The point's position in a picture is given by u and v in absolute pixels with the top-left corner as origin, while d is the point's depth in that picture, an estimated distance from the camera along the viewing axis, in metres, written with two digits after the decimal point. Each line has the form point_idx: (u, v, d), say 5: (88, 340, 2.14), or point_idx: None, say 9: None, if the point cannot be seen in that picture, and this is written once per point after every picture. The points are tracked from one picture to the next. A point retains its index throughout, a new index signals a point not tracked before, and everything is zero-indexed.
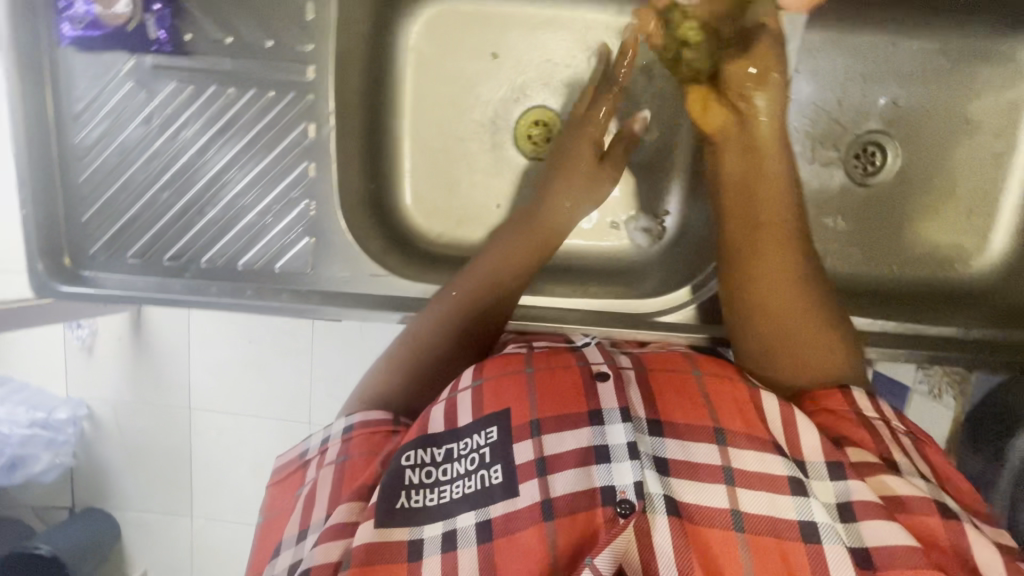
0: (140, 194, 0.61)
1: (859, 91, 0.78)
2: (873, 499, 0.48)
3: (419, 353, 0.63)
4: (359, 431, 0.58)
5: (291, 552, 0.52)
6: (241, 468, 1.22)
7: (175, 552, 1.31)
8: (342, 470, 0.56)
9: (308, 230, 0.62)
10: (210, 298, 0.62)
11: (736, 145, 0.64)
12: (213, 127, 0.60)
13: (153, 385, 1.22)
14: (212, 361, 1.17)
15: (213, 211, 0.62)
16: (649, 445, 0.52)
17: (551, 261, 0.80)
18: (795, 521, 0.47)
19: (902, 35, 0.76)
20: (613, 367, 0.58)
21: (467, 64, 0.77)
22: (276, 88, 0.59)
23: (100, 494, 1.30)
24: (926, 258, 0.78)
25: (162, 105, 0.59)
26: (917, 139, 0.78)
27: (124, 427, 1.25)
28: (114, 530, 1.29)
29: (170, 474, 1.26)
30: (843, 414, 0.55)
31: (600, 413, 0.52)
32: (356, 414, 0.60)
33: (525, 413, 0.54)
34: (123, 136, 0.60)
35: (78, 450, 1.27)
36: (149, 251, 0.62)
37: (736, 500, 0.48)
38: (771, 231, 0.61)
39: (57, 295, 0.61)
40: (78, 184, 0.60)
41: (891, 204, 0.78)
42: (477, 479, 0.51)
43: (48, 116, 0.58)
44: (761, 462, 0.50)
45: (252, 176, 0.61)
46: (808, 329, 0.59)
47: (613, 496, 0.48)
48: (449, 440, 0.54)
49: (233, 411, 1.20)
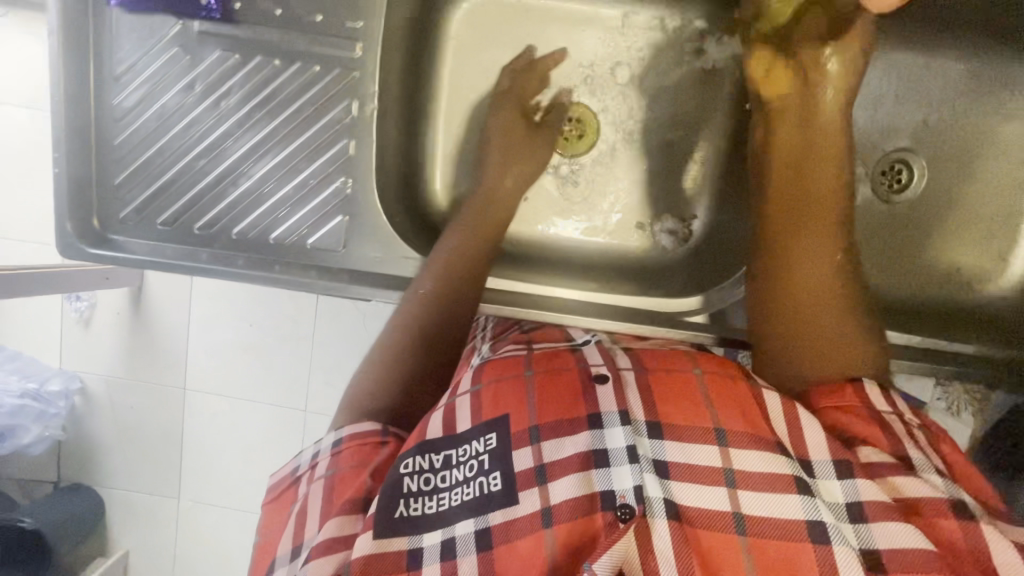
0: (175, 160, 0.60)
1: (888, 110, 0.79)
2: (882, 499, 0.45)
3: (411, 347, 0.62)
4: (348, 444, 0.55)
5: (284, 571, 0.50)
6: (230, 452, 1.22)
7: (158, 536, 1.27)
8: (331, 485, 0.53)
9: (342, 208, 0.62)
10: (238, 270, 0.61)
11: (789, 144, 0.67)
12: (255, 98, 0.60)
13: (149, 362, 1.20)
14: (214, 341, 1.16)
15: (248, 181, 0.61)
16: (648, 448, 0.49)
17: (574, 256, 0.81)
18: (800, 519, 0.45)
19: (934, 55, 0.77)
20: (612, 370, 0.55)
21: (506, 55, 0.80)
22: (324, 63, 0.60)
23: (86, 471, 1.26)
24: (949, 276, 0.79)
25: (206, 72, 0.59)
26: (945, 158, 0.78)
27: (118, 403, 1.22)
28: (98, 509, 1.25)
29: (160, 454, 1.23)
30: (853, 410, 0.53)
31: (599, 419, 0.50)
32: (345, 426, 0.57)
33: (525, 420, 0.52)
34: (163, 100, 0.59)
35: (68, 424, 1.23)
36: (180, 218, 0.61)
37: (736, 503, 0.46)
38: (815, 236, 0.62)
39: (84, 256, 0.60)
40: (113, 146, 0.59)
41: (917, 221, 0.79)
42: (476, 485, 0.50)
43: (88, 74, 0.57)
44: (765, 462, 0.48)
45: (292, 150, 0.61)
46: (825, 337, 0.58)
47: (614, 501, 0.46)
48: (448, 446, 0.52)
49: (229, 394, 1.19)
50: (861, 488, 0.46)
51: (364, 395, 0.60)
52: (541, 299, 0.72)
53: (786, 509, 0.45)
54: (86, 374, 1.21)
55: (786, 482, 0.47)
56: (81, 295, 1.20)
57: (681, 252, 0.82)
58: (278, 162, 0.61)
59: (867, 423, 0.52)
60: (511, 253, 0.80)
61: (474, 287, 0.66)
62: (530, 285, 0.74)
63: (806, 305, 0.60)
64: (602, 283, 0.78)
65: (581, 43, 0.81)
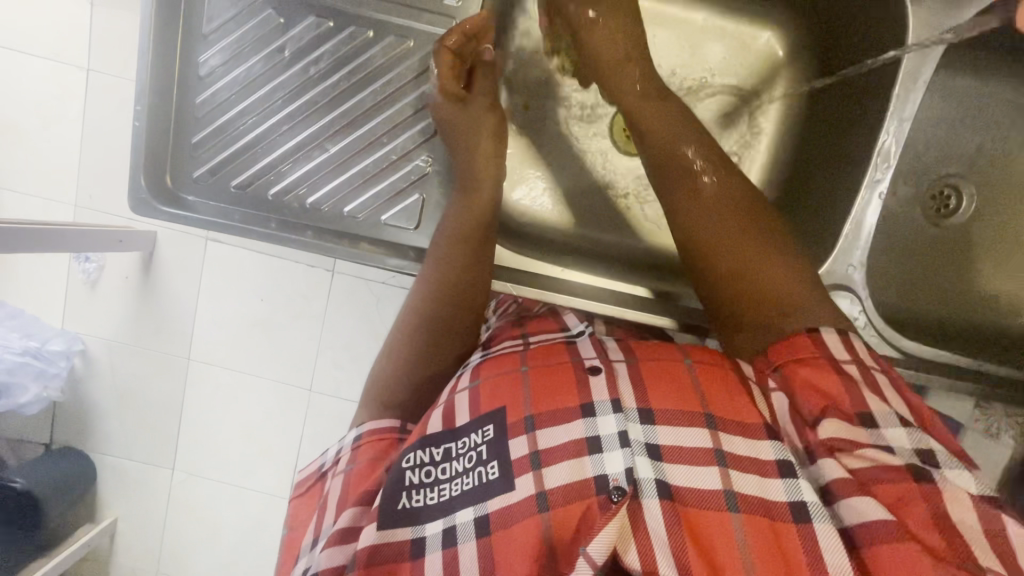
0: (258, 123, 0.59)
1: (947, 136, 0.80)
2: (845, 475, 0.47)
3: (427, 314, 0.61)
4: (366, 441, 0.58)
5: (302, 559, 0.53)
6: (230, 425, 1.19)
7: (147, 505, 1.24)
8: (348, 480, 0.55)
9: (420, 186, 0.62)
10: (308, 240, 0.62)
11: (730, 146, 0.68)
12: (344, 68, 0.59)
13: (154, 330, 1.18)
14: (223, 313, 1.15)
15: (328, 152, 0.61)
16: (639, 431, 0.49)
17: (613, 249, 0.85)
18: (783, 501, 0.46)
19: (993, 87, 0.78)
20: (605, 362, 0.55)
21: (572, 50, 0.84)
22: (416, 38, 0.60)
23: (78, 435, 1.23)
24: (986, 304, 0.80)
25: (296, 37, 0.59)
26: (992, 187, 0.81)
27: (119, 368, 1.20)
28: (90, 474, 1.22)
29: (159, 422, 1.21)
30: (815, 363, 0.53)
31: (591, 407, 0.51)
32: (365, 424, 0.59)
33: (520, 410, 0.52)
34: (250, 62, 0.58)
35: (66, 387, 1.20)
36: (254, 183, 0.61)
37: (729, 481, 0.47)
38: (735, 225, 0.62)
39: (156, 214, 0.59)
40: (196, 104, 0.59)
41: (959, 246, 0.81)
42: (475, 475, 0.50)
43: (181, 26, 0.57)
44: (754, 446, 0.49)
45: (379, 121, 0.61)
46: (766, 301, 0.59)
47: (606, 483, 0.47)
48: (448, 439, 0.53)
49: (233, 366, 1.17)
50: (827, 468, 0.48)
51: (393, 367, 0.62)
52: (574, 287, 0.75)
53: (772, 490, 0.46)
54: (89, 337, 1.19)
55: (770, 465, 0.48)
56: (90, 257, 1.16)
57: None
58: (356, 138, 0.61)
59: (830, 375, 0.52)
60: (557, 241, 0.83)
61: (477, 252, 0.62)
62: (567, 273, 0.77)
63: (745, 263, 0.60)
64: (641, 278, 0.81)
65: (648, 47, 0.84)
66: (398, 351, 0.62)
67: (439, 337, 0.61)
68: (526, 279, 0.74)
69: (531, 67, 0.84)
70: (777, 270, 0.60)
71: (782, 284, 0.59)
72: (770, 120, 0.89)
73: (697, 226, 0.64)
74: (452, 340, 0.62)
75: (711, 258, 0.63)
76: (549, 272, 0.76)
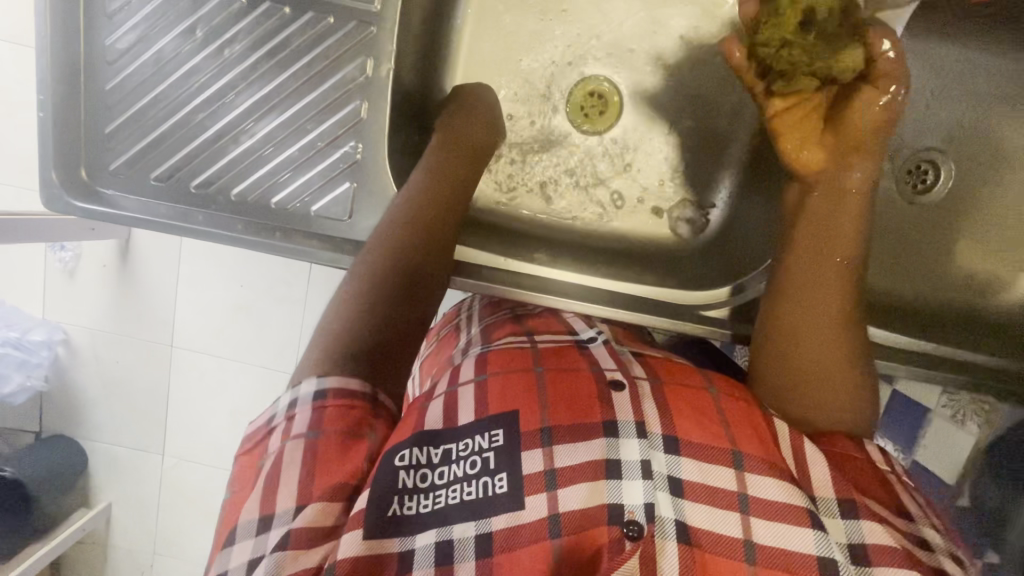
0: (172, 111, 0.56)
1: (925, 107, 0.75)
2: (891, 543, 0.45)
3: (393, 249, 0.56)
4: (334, 403, 0.47)
5: (248, 544, 0.43)
6: (217, 414, 1.16)
7: (143, 488, 1.22)
8: (314, 453, 0.45)
9: (351, 174, 0.59)
10: (236, 234, 0.59)
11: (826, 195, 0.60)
12: (262, 49, 0.56)
13: (135, 316, 1.12)
14: (203, 300, 1.09)
15: (252, 139, 0.57)
16: (662, 462, 0.48)
17: (576, 237, 0.80)
18: (811, 555, 0.44)
19: (983, 55, 0.72)
20: (627, 377, 0.54)
21: (526, 23, 0.78)
22: (337, 13, 0.56)
23: (71, 420, 1.19)
24: (960, 284, 0.75)
25: (208, 15, 0.55)
26: (975, 160, 0.74)
27: (103, 357, 1.15)
28: (82, 461, 1.20)
29: (148, 408, 1.17)
30: (852, 457, 0.53)
31: (614, 426, 0.49)
32: (331, 376, 0.48)
33: (535, 420, 0.49)
34: (159, 44, 0.55)
35: (52, 375, 1.17)
36: (174, 175, 0.57)
37: (749, 531, 0.45)
38: (827, 292, 0.59)
39: (71, 209, 0.57)
40: (105, 91, 0.55)
41: (934, 225, 0.76)
42: (479, 485, 0.46)
43: (79, 8, 0.53)
44: (784, 492, 0.47)
45: (300, 108, 0.57)
46: (834, 382, 0.57)
47: (620, 516, 0.45)
48: (448, 440, 0.49)
49: (216, 354, 1.12)
50: (867, 529, 0.46)
51: (348, 302, 0.53)
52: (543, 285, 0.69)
53: (801, 541, 0.45)
54: (70, 325, 1.14)
55: (799, 514, 0.46)
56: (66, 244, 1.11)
57: (695, 243, 0.80)
58: (284, 121, 0.57)
59: (866, 468, 0.52)
60: (523, 230, 0.79)
61: (449, 208, 0.62)
62: (552, 272, 0.72)
63: (821, 336, 0.58)
64: (611, 270, 0.76)
65: (610, 14, 0.78)
66: (358, 285, 0.54)
67: (406, 271, 0.55)
68: (491, 275, 0.69)
69: (486, 41, 0.78)
70: (843, 389, 0.57)
71: (841, 408, 0.57)
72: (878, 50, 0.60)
73: (805, 324, 0.59)
74: (420, 275, 0.56)
75: (783, 346, 0.59)
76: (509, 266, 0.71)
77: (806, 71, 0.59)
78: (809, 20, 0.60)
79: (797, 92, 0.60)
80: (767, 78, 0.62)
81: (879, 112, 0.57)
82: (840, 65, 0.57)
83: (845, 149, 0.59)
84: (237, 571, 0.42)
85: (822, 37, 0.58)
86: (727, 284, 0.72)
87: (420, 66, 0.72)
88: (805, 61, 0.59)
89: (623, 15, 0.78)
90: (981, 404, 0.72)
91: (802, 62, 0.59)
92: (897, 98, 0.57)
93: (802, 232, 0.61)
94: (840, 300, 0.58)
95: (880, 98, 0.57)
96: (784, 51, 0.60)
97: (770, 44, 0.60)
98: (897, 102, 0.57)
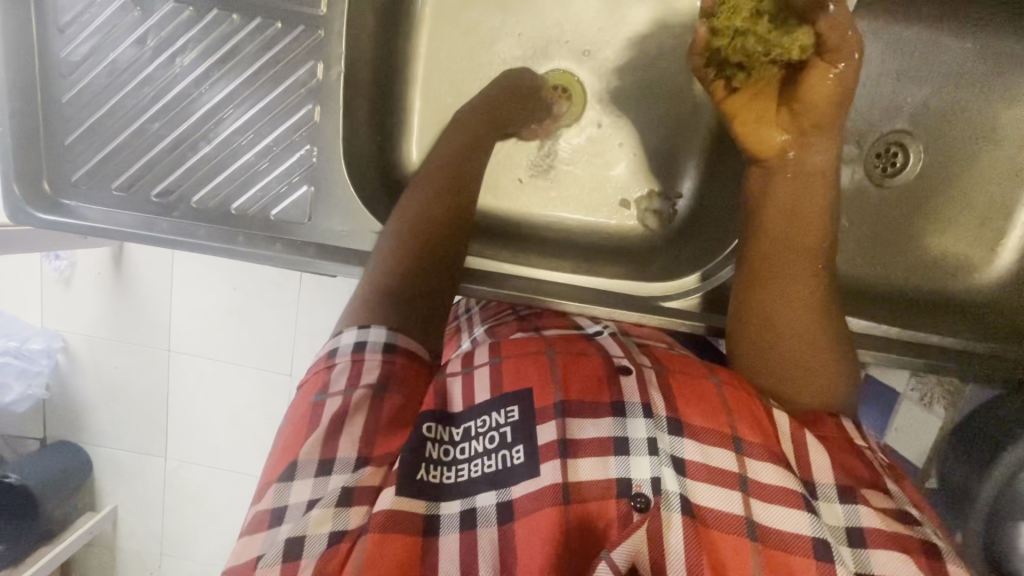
0: (130, 120, 0.61)
1: (890, 90, 0.74)
2: (881, 525, 0.44)
3: (423, 224, 0.60)
4: (404, 361, 0.50)
5: (308, 484, 0.44)
6: (215, 417, 1.15)
7: (148, 491, 1.24)
8: (380, 406, 0.48)
9: (307, 178, 0.62)
10: (198, 240, 0.61)
11: (788, 183, 0.59)
12: (211, 57, 0.61)
13: (130, 321, 1.12)
14: (199, 303, 1.08)
15: (209, 144, 0.62)
16: (667, 443, 0.47)
17: (542, 234, 0.80)
18: (805, 536, 0.43)
19: (944, 33, 0.71)
20: (634, 363, 0.53)
21: (484, 18, 0.78)
22: (284, 19, 0.61)
23: (73, 425, 1.21)
24: (933, 266, 0.75)
25: (158, 26, 0.60)
26: (942, 140, 0.73)
27: (103, 363, 1.15)
28: (86, 466, 1.21)
29: (148, 412, 1.18)
30: (832, 440, 0.51)
31: (621, 407, 0.48)
32: (399, 334, 0.52)
33: (549, 396, 0.49)
34: (114, 55, 0.60)
35: (52, 382, 1.18)
36: (135, 184, 0.61)
37: (750, 509, 0.44)
38: (806, 255, 0.57)
39: (32, 220, 0.60)
40: (62, 104, 0.60)
41: (906, 208, 0.75)
42: (498, 458, 0.47)
43: (33, 27, 0.58)
44: (782, 475, 0.46)
45: (253, 114, 0.62)
46: (821, 356, 0.56)
47: (628, 489, 0.44)
48: (467, 418, 0.50)
49: (210, 355, 1.11)
50: (862, 512, 0.45)
51: (389, 261, 0.57)
52: (519, 283, 0.68)
53: (796, 525, 0.43)
54: (67, 332, 1.15)
55: (794, 496, 0.45)
56: (61, 253, 1.11)
57: (663, 233, 0.80)
58: (254, 113, 0.62)
59: (853, 455, 0.50)
60: (493, 230, 0.79)
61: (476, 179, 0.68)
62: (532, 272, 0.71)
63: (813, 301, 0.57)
64: (582, 267, 0.75)
65: (566, 8, 0.79)
66: (398, 249, 0.58)
67: (437, 242, 0.60)
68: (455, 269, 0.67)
69: (445, 38, 0.78)
70: (829, 365, 0.56)
71: (812, 394, 0.55)
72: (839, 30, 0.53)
73: (776, 314, 0.57)
74: (453, 248, 0.61)
75: (767, 315, 0.57)
76: (475, 264, 0.70)
77: (764, 61, 0.58)
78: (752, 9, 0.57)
79: (756, 82, 0.60)
80: (725, 71, 0.61)
81: (832, 87, 0.55)
82: (787, 51, 0.56)
83: (805, 126, 0.58)
84: (293, 509, 0.43)
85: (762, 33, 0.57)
86: (694, 271, 0.71)
87: (380, 66, 0.73)
88: (758, 53, 0.58)
89: (582, 8, 0.79)
90: (946, 385, 0.73)
91: (756, 53, 0.58)
92: (851, 71, 0.55)
93: (769, 220, 0.59)
94: (809, 291, 0.57)
95: (829, 75, 0.55)
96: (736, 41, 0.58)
97: (724, 34, 0.59)
98: (850, 75, 0.55)
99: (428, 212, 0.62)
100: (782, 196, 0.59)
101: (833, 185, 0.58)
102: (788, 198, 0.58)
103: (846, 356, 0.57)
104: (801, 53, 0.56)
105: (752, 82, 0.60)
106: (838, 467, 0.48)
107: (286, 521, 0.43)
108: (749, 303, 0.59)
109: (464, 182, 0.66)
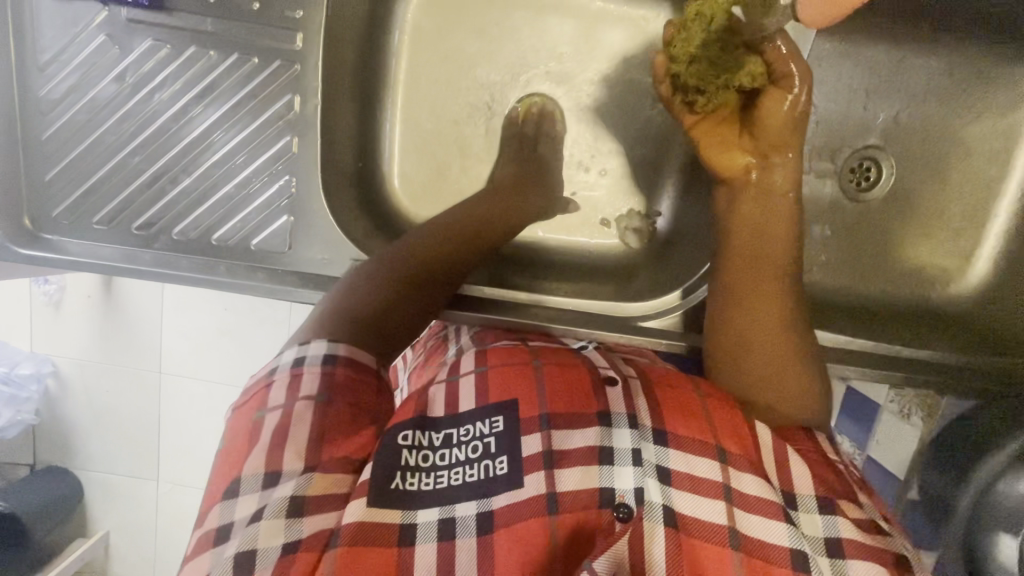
0: (110, 155, 0.62)
1: (860, 107, 0.75)
2: (859, 535, 0.45)
3: (418, 251, 0.64)
4: (344, 370, 0.51)
5: (253, 497, 0.44)
6: (207, 439, 1.15)
7: (140, 516, 1.22)
8: (323, 415, 0.48)
9: (289, 207, 0.64)
10: (179, 271, 0.61)
11: (751, 195, 0.61)
12: (191, 91, 0.63)
13: (118, 345, 1.12)
14: (187, 326, 1.08)
15: (190, 177, 0.63)
16: (652, 453, 0.47)
17: (523, 253, 0.81)
18: (784, 546, 0.43)
19: (913, 52, 0.73)
20: (620, 374, 0.54)
21: (463, 44, 0.80)
22: (262, 54, 0.64)
23: (61, 452, 1.20)
24: (908, 278, 0.76)
25: (137, 63, 0.62)
26: (911, 156, 0.75)
27: (91, 387, 1.15)
28: (77, 493, 1.20)
29: (138, 436, 1.17)
30: (806, 452, 0.52)
31: (607, 417, 0.49)
32: (342, 345, 0.53)
33: (534, 407, 0.49)
34: (93, 92, 0.62)
35: (41, 409, 1.17)
36: (116, 218, 0.62)
37: (735, 519, 0.44)
38: (771, 269, 0.59)
39: (14, 255, 0.60)
40: (43, 140, 0.61)
41: (879, 223, 0.76)
42: (481, 468, 0.47)
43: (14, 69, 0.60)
44: (762, 487, 0.46)
45: (234, 144, 0.64)
46: (795, 372, 0.56)
47: (611, 499, 0.45)
48: (449, 425, 0.50)
49: (202, 378, 1.11)
50: (841, 523, 0.45)
51: (360, 286, 0.59)
52: (510, 307, 0.69)
53: (775, 534, 0.44)
54: (56, 358, 1.14)
55: (775, 508, 0.45)
56: (49, 278, 1.11)
57: (645, 251, 0.81)
58: (239, 142, 0.64)
59: (828, 469, 0.50)
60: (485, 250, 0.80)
61: (492, 223, 0.72)
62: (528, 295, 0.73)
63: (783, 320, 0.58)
64: (569, 288, 0.77)
65: (545, 32, 0.80)
66: (397, 257, 0.63)
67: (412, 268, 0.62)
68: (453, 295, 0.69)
69: (423, 63, 0.79)
70: (802, 382, 0.56)
71: (789, 406, 0.55)
72: (790, 58, 0.58)
73: (751, 329, 0.58)
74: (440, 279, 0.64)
75: (741, 330, 0.58)
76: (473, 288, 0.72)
77: (719, 86, 0.61)
78: (710, 34, 0.58)
79: (716, 106, 0.63)
80: (687, 96, 0.64)
81: (787, 110, 0.59)
82: (739, 78, 0.59)
83: (766, 149, 0.61)
84: (241, 524, 0.43)
85: (716, 62, 0.60)
86: (674, 290, 0.72)
87: (361, 93, 0.75)
88: (712, 79, 0.61)
89: (558, 33, 0.80)
90: (925, 398, 0.70)
91: (711, 78, 0.61)
92: (804, 96, 0.59)
93: (735, 236, 0.61)
94: (778, 308, 0.58)
95: (784, 100, 0.59)
96: (693, 68, 0.61)
97: (682, 61, 0.62)
98: (803, 97, 0.59)
99: (446, 225, 0.68)
100: (747, 209, 0.61)
101: (796, 200, 0.61)
102: (752, 211, 0.61)
103: (818, 373, 0.58)
104: (754, 79, 0.59)
105: (711, 107, 0.63)
106: (815, 480, 0.49)
107: (235, 535, 0.42)
108: (724, 319, 0.60)
109: (473, 225, 0.70)
